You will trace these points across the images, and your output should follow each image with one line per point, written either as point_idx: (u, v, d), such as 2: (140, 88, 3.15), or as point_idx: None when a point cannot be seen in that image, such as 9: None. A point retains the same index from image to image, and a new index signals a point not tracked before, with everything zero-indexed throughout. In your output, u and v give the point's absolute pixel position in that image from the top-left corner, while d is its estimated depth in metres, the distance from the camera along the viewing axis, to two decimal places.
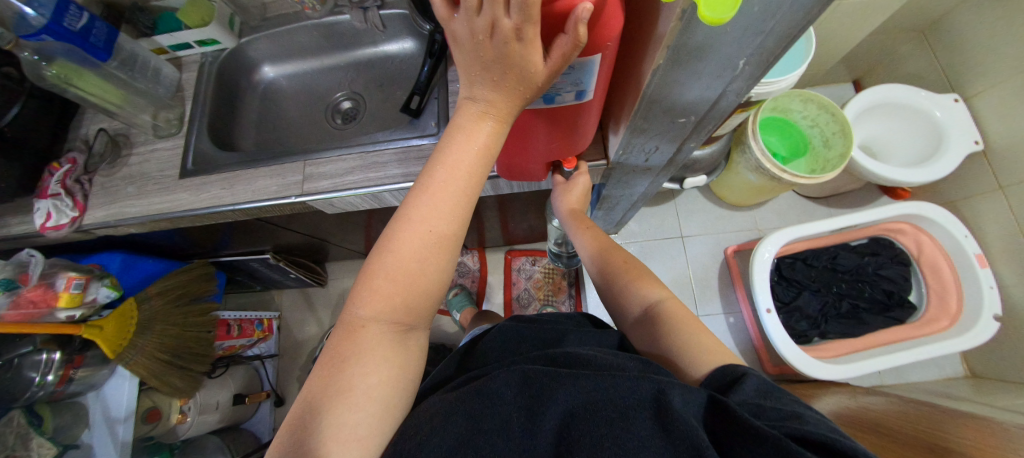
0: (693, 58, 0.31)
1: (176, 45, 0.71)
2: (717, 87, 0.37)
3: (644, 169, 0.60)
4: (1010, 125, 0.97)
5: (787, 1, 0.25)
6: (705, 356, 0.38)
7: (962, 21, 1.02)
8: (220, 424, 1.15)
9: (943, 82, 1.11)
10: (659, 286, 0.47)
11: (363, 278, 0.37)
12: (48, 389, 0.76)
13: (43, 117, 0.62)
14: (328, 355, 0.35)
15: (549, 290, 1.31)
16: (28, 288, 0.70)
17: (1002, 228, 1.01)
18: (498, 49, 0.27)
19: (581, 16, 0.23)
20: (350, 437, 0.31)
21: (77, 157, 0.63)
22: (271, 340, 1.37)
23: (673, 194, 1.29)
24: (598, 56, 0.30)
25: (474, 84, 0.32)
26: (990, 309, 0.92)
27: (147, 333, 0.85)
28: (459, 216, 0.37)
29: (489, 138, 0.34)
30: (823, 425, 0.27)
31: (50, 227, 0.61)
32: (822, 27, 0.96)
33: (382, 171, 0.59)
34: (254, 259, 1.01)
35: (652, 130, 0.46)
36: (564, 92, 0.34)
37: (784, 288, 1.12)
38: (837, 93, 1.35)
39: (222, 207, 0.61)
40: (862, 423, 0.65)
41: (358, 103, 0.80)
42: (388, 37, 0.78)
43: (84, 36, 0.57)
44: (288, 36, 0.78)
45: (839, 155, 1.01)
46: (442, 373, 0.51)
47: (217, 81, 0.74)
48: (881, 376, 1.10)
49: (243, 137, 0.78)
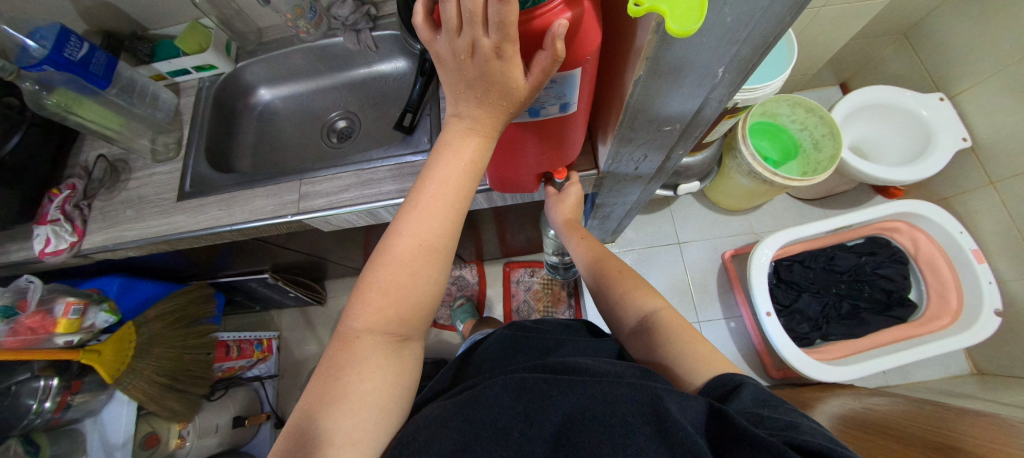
0: (671, 69, 0.32)
1: (174, 71, 0.73)
2: (699, 96, 0.38)
3: (635, 177, 0.61)
4: (996, 122, 0.98)
5: (758, 11, 0.25)
6: (700, 365, 0.38)
7: (941, 23, 1.04)
8: (220, 448, 1.13)
9: (928, 82, 1.13)
10: (655, 296, 0.47)
11: (357, 292, 0.37)
12: (45, 416, 0.76)
13: (44, 145, 0.64)
14: (324, 366, 0.35)
15: (549, 300, 1.31)
16: (27, 314, 0.69)
17: (996, 223, 1.01)
18: (479, 67, 0.28)
19: (557, 32, 0.24)
20: (346, 444, 0.31)
21: (76, 183, 0.64)
22: (271, 360, 1.36)
23: (668, 201, 1.30)
24: (578, 70, 0.31)
25: (459, 101, 0.33)
26: (990, 306, 0.91)
27: (144, 357, 0.84)
28: (449, 229, 0.37)
29: (476, 153, 0.35)
30: (820, 435, 0.26)
31: (49, 252, 0.61)
32: (804, 33, 0.99)
33: (377, 188, 0.59)
34: (253, 279, 1.02)
35: (639, 139, 0.47)
36: (549, 105, 0.35)
37: (784, 291, 1.12)
38: (825, 96, 1.37)
39: (219, 228, 0.62)
40: (868, 426, 0.64)
41: (352, 122, 0.81)
42: (380, 57, 0.80)
43: (84, 66, 0.58)
44: (284, 60, 0.80)
45: (829, 157, 1.02)
46: (435, 388, 0.48)
47: (215, 105, 0.76)
48: (886, 377, 1.09)
49: (240, 159, 0.79)
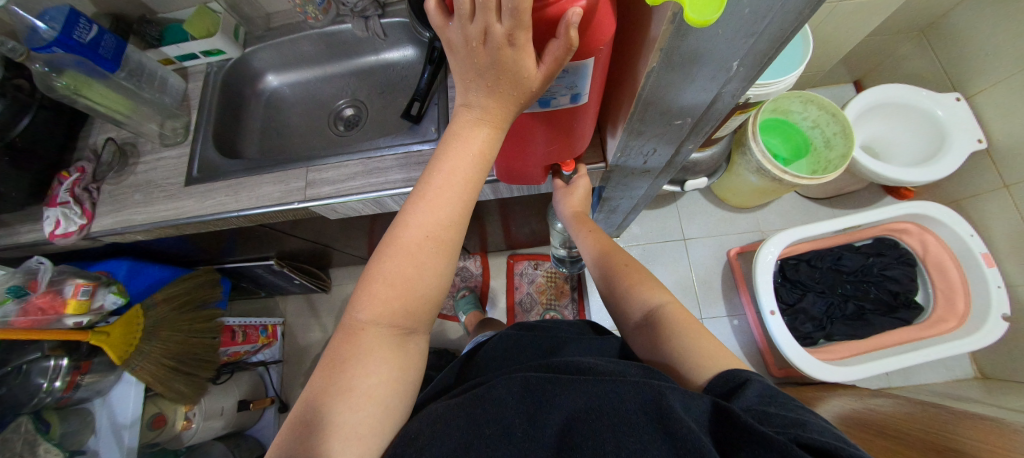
0: (685, 61, 0.31)
1: (183, 56, 0.73)
2: (712, 89, 0.38)
3: (643, 171, 0.60)
4: (1013, 123, 0.96)
5: (777, 3, 0.25)
6: (705, 360, 0.38)
7: (962, 20, 1.01)
8: (225, 430, 1.15)
9: (945, 81, 1.11)
10: (660, 290, 0.47)
11: (363, 283, 0.37)
12: (55, 395, 0.77)
13: (54, 127, 0.64)
14: (329, 358, 0.36)
15: (552, 293, 1.31)
16: (37, 294, 0.71)
17: (1008, 227, 1.00)
18: (491, 55, 0.27)
19: (571, 20, 0.23)
20: (351, 436, 0.32)
21: (86, 166, 0.65)
22: (275, 346, 1.38)
23: (674, 197, 1.30)
24: (592, 60, 0.30)
25: (469, 90, 0.33)
26: (998, 310, 0.90)
27: (152, 339, 0.86)
28: (455, 222, 0.37)
29: (484, 145, 0.35)
30: (827, 433, 0.26)
31: (59, 234, 0.62)
32: (819, 28, 0.97)
33: (384, 177, 0.59)
34: (259, 266, 1.02)
35: (649, 132, 0.46)
36: (560, 95, 0.35)
37: (788, 290, 1.11)
38: (838, 93, 1.35)
39: (226, 214, 0.62)
40: (869, 427, 0.64)
41: (360, 110, 0.81)
42: (389, 44, 0.79)
43: (93, 48, 0.58)
44: (292, 46, 0.79)
45: (841, 156, 1.00)
46: (442, 383, 0.50)
47: (222, 90, 0.76)
48: (888, 378, 1.09)
49: (247, 145, 0.79)
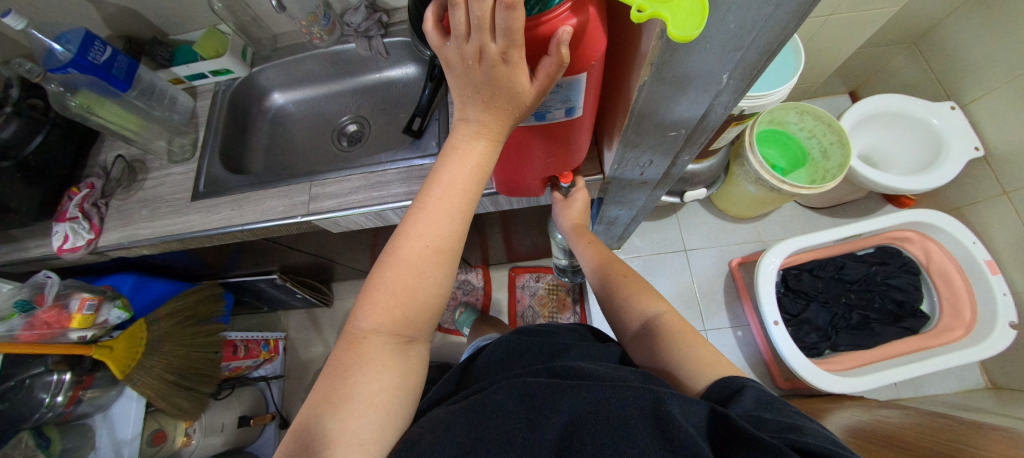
0: (675, 76, 0.33)
1: (192, 75, 0.76)
2: (704, 102, 0.39)
3: (640, 182, 0.61)
4: (1009, 131, 0.97)
5: (760, 18, 0.26)
6: (704, 368, 0.38)
7: (952, 31, 1.03)
8: (225, 446, 1.14)
9: (939, 91, 1.12)
10: (659, 300, 0.47)
11: (365, 293, 0.38)
12: (56, 410, 0.77)
13: (66, 145, 0.66)
14: (331, 367, 0.36)
15: (554, 306, 1.31)
16: (43, 309, 0.71)
17: (1010, 233, 0.99)
18: (486, 72, 0.28)
19: (562, 38, 0.24)
20: (353, 443, 0.32)
21: (95, 182, 0.66)
22: (276, 361, 1.37)
23: (674, 208, 1.30)
24: (584, 75, 0.31)
25: (466, 105, 0.34)
26: (1005, 318, 0.89)
27: (155, 353, 0.86)
28: (455, 231, 0.38)
29: (482, 156, 0.36)
30: (824, 437, 0.26)
31: (67, 248, 0.63)
32: (811, 41, 0.99)
33: (386, 190, 0.60)
34: (262, 280, 1.03)
35: (645, 144, 0.47)
36: (554, 109, 0.36)
37: (791, 300, 1.10)
38: (834, 104, 1.37)
39: (231, 228, 0.63)
40: (879, 438, 0.63)
41: (362, 126, 0.83)
42: (391, 63, 0.81)
43: (106, 69, 0.60)
44: (297, 65, 0.82)
45: (838, 165, 1.01)
46: (443, 391, 0.49)
47: (229, 108, 0.78)
48: (897, 389, 1.07)
49: (252, 161, 0.81)
